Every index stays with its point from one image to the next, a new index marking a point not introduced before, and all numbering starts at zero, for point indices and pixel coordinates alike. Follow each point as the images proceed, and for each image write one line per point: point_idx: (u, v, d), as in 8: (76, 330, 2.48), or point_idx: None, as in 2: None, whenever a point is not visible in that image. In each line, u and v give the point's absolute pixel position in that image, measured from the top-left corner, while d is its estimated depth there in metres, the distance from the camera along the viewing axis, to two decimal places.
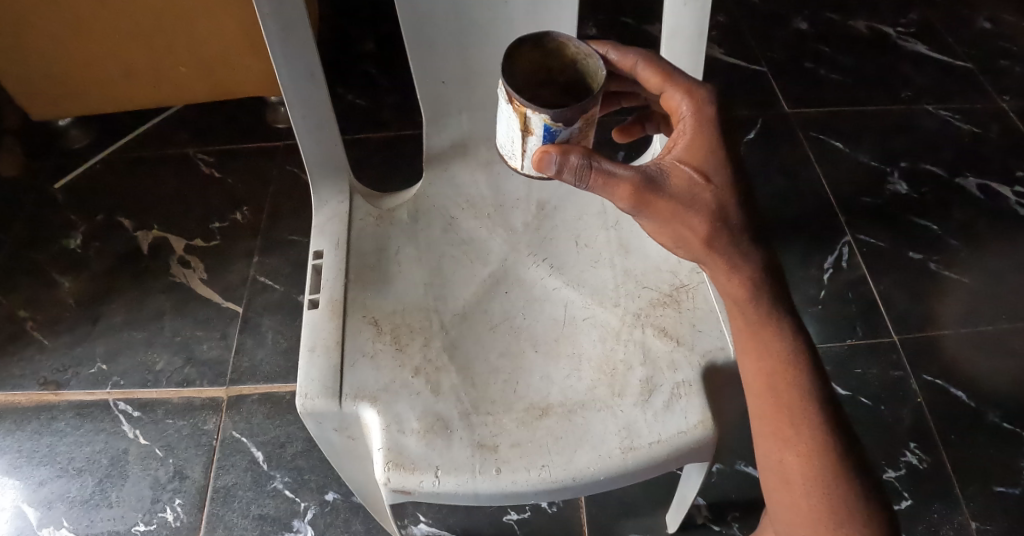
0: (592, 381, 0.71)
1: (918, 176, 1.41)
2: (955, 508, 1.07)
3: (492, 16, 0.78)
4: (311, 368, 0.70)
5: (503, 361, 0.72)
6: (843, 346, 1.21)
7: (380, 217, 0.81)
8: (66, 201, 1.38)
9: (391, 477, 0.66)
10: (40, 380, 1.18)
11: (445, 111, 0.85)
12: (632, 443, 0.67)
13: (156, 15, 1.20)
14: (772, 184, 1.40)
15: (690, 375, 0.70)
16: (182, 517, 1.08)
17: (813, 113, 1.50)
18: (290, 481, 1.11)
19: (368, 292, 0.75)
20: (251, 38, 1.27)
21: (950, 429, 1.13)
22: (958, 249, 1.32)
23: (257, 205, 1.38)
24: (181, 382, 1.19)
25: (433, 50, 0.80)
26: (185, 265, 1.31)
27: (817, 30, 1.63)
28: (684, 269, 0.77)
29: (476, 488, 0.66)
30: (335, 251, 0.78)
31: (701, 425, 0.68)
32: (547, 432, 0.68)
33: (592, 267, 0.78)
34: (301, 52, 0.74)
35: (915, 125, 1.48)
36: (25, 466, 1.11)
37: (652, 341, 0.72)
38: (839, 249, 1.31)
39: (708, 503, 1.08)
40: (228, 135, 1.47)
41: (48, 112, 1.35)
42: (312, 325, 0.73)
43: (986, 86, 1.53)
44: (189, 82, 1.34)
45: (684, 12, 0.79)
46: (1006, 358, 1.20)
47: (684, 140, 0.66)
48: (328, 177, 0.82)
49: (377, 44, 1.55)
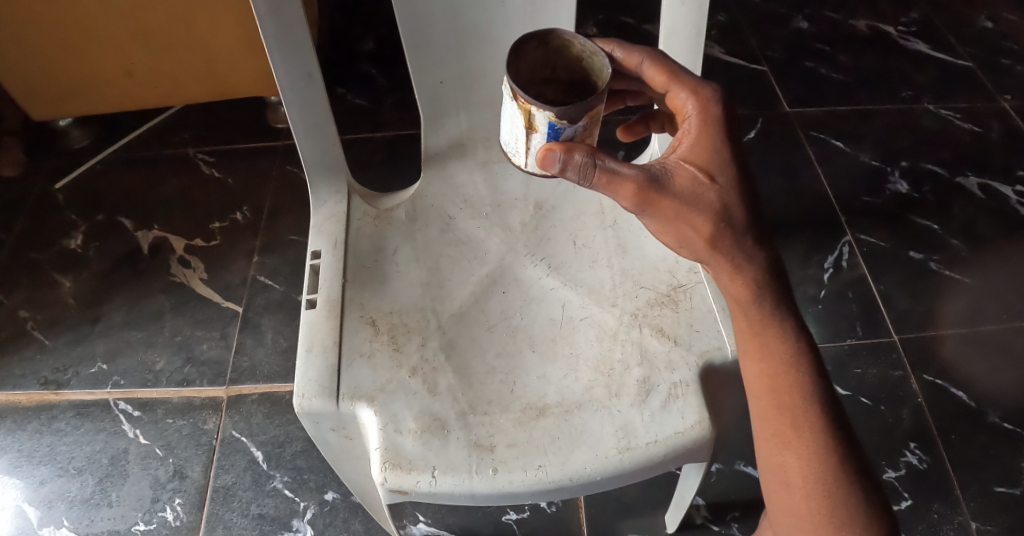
0: (590, 381, 0.70)
1: (919, 176, 1.40)
2: (955, 508, 1.07)
3: (490, 16, 0.78)
4: (308, 368, 0.70)
5: (499, 361, 0.72)
6: (844, 346, 1.21)
7: (377, 217, 0.81)
8: (67, 201, 1.38)
9: (388, 477, 0.66)
10: (40, 380, 1.18)
11: (443, 111, 0.85)
12: (629, 443, 0.67)
13: (155, 15, 1.20)
14: (772, 183, 1.40)
15: (686, 375, 0.70)
16: (182, 516, 1.08)
17: (813, 112, 1.49)
18: (290, 481, 1.11)
19: (365, 292, 0.75)
20: (251, 37, 1.27)
21: (950, 428, 1.13)
22: (959, 249, 1.31)
23: (257, 205, 1.38)
24: (181, 382, 1.19)
25: (431, 50, 0.80)
26: (186, 264, 1.31)
27: (818, 29, 1.62)
28: (681, 269, 0.77)
29: (472, 488, 0.66)
30: (332, 251, 0.78)
31: (698, 425, 0.68)
32: (544, 432, 0.68)
33: (589, 267, 0.78)
34: (299, 52, 0.74)
35: (915, 124, 1.47)
36: (26, 465, 1.11)
37: (649, 341, 0.72)
38: (840, 249, 1.31)
39: (707, 503, 1.08)
40: (228, 135, 1.48)
41: (48, 113, 1.36)
42: (309, 325, 0.73)
43: (986, 85, 1.53)
44: (188, 82, 1.34)
45: (682, 12, 0.78)
46: (1006, 358, 1.20)
47: (689, 138, 0.66)
48: (326, 177, 0.82)
49: (377, 44, 1.55)
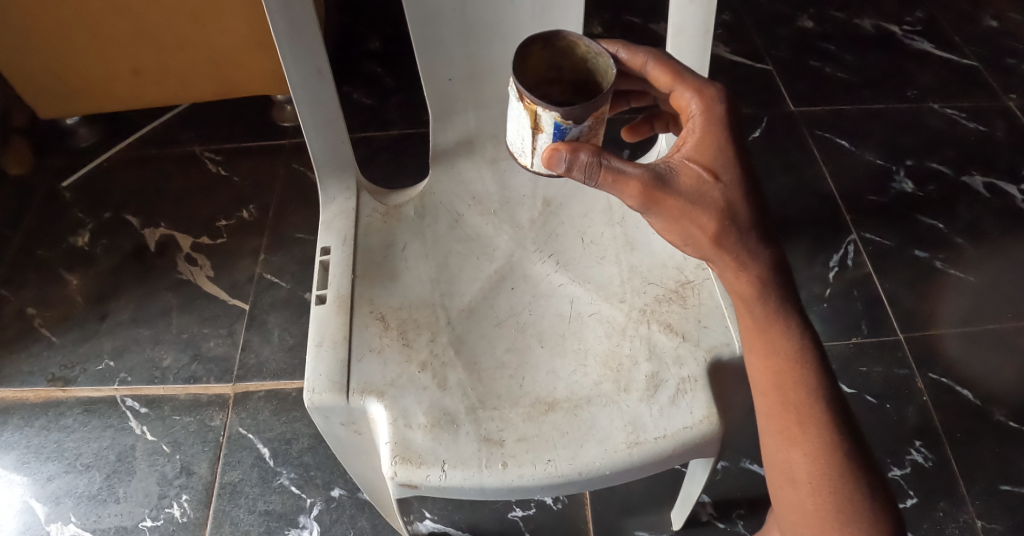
0: (599, 377, 0.71)
1: (924, 175, 1.40)
2: (961, 507, 1.07)
3: (498, 13, 0.79)
4: (318, 363, 0.71)
5: (508, 356, 0.72)
6: (849, 344, 1.21)
7: (387, 213, 0.81)
8: (74, 199, 1.39)
9: (398, 471, 0.67)
10: (48, 377, 1.19)
11: (451, 109, 0.86)
12: (638, 438, 0.67)
13: (163, 13, 1.21)
14: (777, 182, 1.40)
15: (695, 370, 0.70)
16: (189, 513, 1.08)
17: (818, 111, 1.50)
18: (296, 477, 1.12)
19: (375, 288, 0.76)
20: (259, 35, 1.27)
21: (955, 427, 1.13)
22: (964, 248, 1.31)
23: (263, 203, 1.39)
24: (188, 379, 1.20)
25: (440, 48, 0.80)
26: (192, 262, 1.32)
27: (822, 28, 1.62)
28: (689, 266, 0.77)
29: (482, 482, 0.66)
30: (342, 247, 0.78)
31: (707, 419, 0.68)
32: (553, 427, 0.68)
33: (598, 263, 0.78)
34: (308, 47, 0.74)
35: (921, 123, 1.47)
36: (33, 461, 1.12)
37: (657, 337, 0.73)
38: (845, 247, 1.31)
39: (713, 500, 1.08)
40: (235, 134, 1.48)
41: (57, 112, 1.36)
42: (319, 320, 0.73)
43: (992, 85, 1.53)
44: (196, 80, 1.35)
45: (689, 10, 0.79)
46: (1012, 357, 1.20)
47: (694, 137, 0.66)
48: (334, 174, 0.83)
49: (383, 43, 1.56)
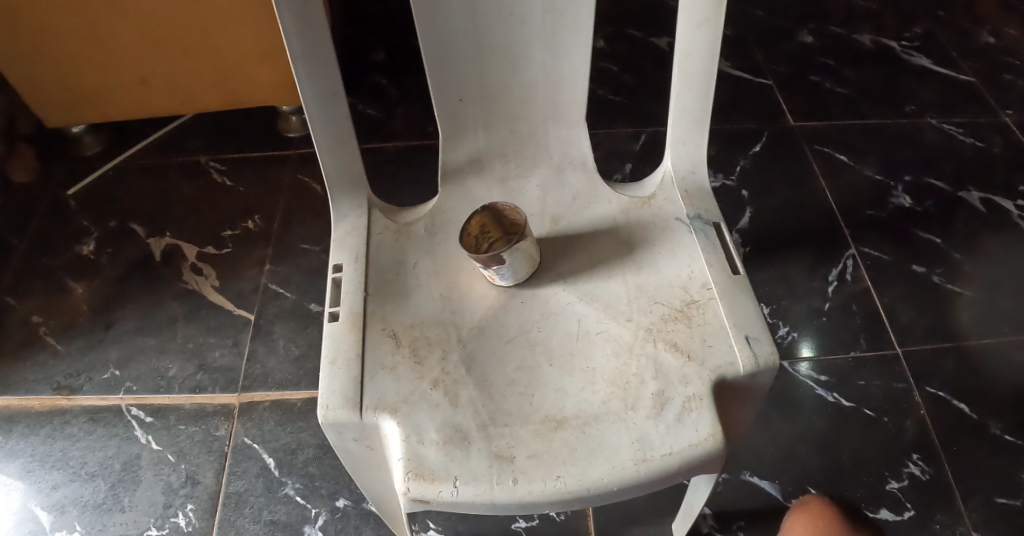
0: (607, 395, 0.72)
1: (921, 190, 1.42)
2: (957, 519, 1.08)
3: (509, 36, 0.81)
4: (332, 379, 0.72)
5: (519, 374, 0.74)
6: (847, 357, 1.23)
7: (397, 231, 0.83)
8: (79, 208, 1.40)
9: (411, 487, 0.68)
10: (53, 385, 1.20)
11: (463, 128, 0.87)
12: (645, 455, 0.69)
13: (170, 22, 1.22)
14: (775, 196, 1.42)
15: (701, 389, 0.72)
16: (194, 522, 1.09)
17: (817, 126, 1.52)
18: (301, 488, 1.12)
19: (387, 306, 0.77)
20: (265, 46, 1.29)
21: (952, 440, 1.15)
22: (961, 263, 1.33)
23: (269, 213, 1.40)
24: (193, 388, 1.20)
25: (452, 69, 0.82)
26: (198, 272, 1.33)
27: (822, 43, 1.65)
28: (695, 285, 0.78)
29: (493, 498, 0.68)
30: (354, 265, 0.79)
31: (711, 438, 0.70)
32: (563, 443, 0.70)
33: (606, 282, 0.80)
34: (324, 68, 0.76)
35: (919, 138, 1.49)
36: (39, 470, 1.13)
37: (663, 356, 0.74)
38: (844, 262, 1.33)
39: (715, 512, 1.10)
40: (241, 144, 1.49)
41: (62, 120, 1.38)
42: (333, 336, 0.75)
43: (989, 101, 1.55)
44: (202, 91, 1.36)
45: (697, 35, 0.80)
46: (1008, 369, 1.21)
47: None
48: (348, 192, 0.84)
49: (389, 55, 1.57)
